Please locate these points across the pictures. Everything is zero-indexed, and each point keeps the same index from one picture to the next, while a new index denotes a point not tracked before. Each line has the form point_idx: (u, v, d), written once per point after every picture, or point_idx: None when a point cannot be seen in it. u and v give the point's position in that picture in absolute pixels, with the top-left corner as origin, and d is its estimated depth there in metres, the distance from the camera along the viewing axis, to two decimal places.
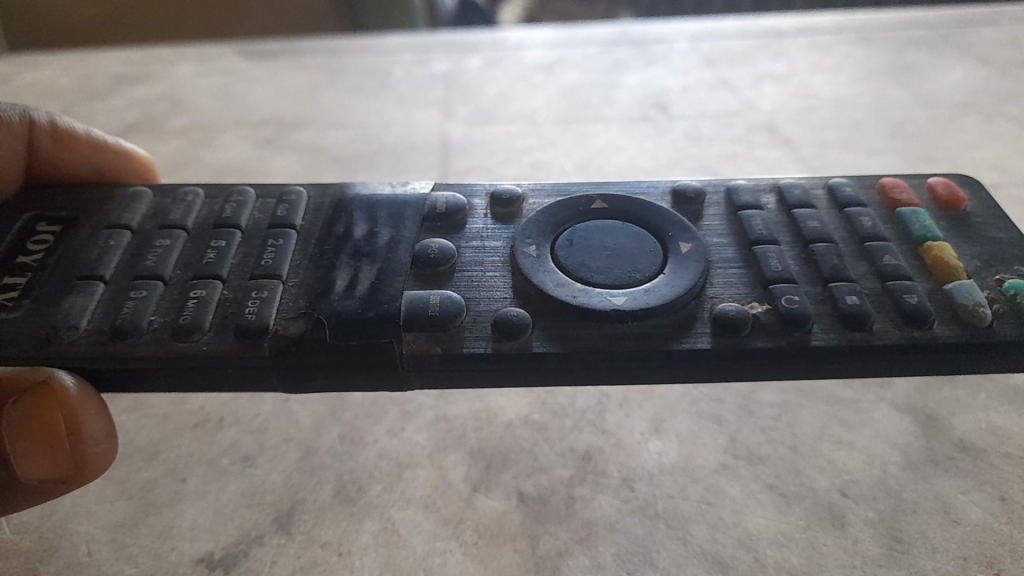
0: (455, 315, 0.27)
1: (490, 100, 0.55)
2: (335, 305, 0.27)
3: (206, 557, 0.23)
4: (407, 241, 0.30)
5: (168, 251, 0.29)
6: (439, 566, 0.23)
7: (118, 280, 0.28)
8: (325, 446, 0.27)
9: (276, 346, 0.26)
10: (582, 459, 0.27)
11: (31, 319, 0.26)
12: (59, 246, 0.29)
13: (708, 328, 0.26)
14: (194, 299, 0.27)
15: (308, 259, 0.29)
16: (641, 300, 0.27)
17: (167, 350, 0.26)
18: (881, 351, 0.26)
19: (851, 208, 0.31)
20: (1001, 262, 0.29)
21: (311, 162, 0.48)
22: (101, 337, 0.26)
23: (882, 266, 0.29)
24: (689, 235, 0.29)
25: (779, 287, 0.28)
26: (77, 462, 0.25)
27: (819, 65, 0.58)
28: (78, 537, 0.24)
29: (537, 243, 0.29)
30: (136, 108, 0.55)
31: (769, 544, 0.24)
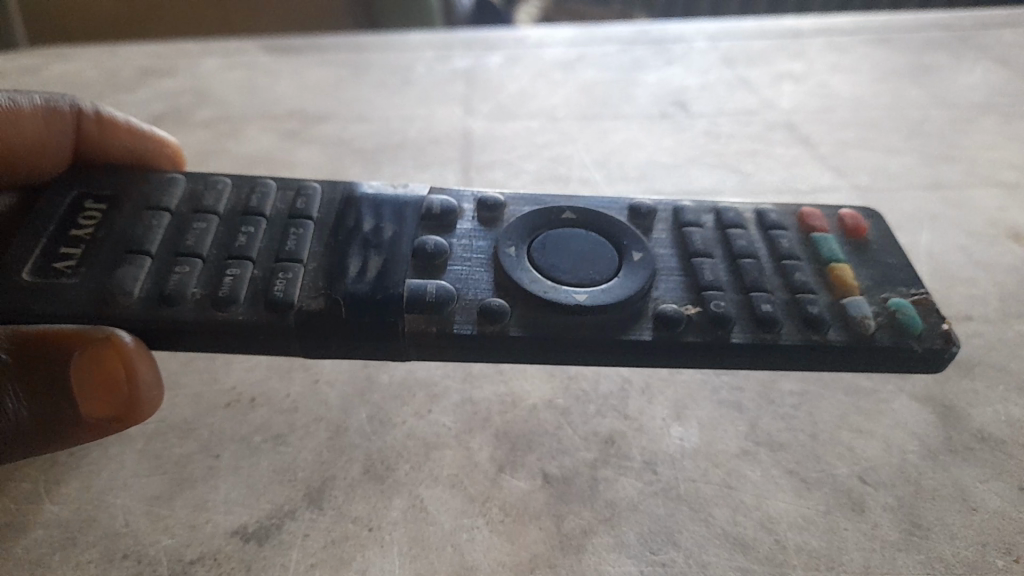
0: (448, 300, 0.28)
1: (510, 97, 0.55)
2: (350, 287, 0.28)
3: (239, 530, 0.24)
4: (409, 237, 0.30)
5: (205, 233, 0.30)
6: (466, 541, 0.24)
7: (162, 254, 0.29)
8: (353, 426, 0.28)
9: (300, 319, 0.27)
10: (605, 442, 0.28)
11: (89, 290, 0.27)
12: (107, 219, 0.29)
13: (651, 323, 0.28)
14: (230, 277, 0.28)
15: (324, 247, 0.30)
16: (601, 295, 0.28)
17: (208, 318, 0.27)
18: (790, 349, 0.28)
19: (774, 230, 0.32)
20: (891, 283, 0.31)
21: (335, 153, 0.49)
22: (151, 304, 0.27)
23: (794, 280, 0.30)
24: (640, 244, 0.30)
25: (709, 292, 0.29)
26: (131, 405, 0.26)
27: (838, 65, 0.59)
28: (115, 508, 0.25)
29: (516, 245, 0.30)
30: (161, 100, 0.56)
31: (789, 528, 0.25)
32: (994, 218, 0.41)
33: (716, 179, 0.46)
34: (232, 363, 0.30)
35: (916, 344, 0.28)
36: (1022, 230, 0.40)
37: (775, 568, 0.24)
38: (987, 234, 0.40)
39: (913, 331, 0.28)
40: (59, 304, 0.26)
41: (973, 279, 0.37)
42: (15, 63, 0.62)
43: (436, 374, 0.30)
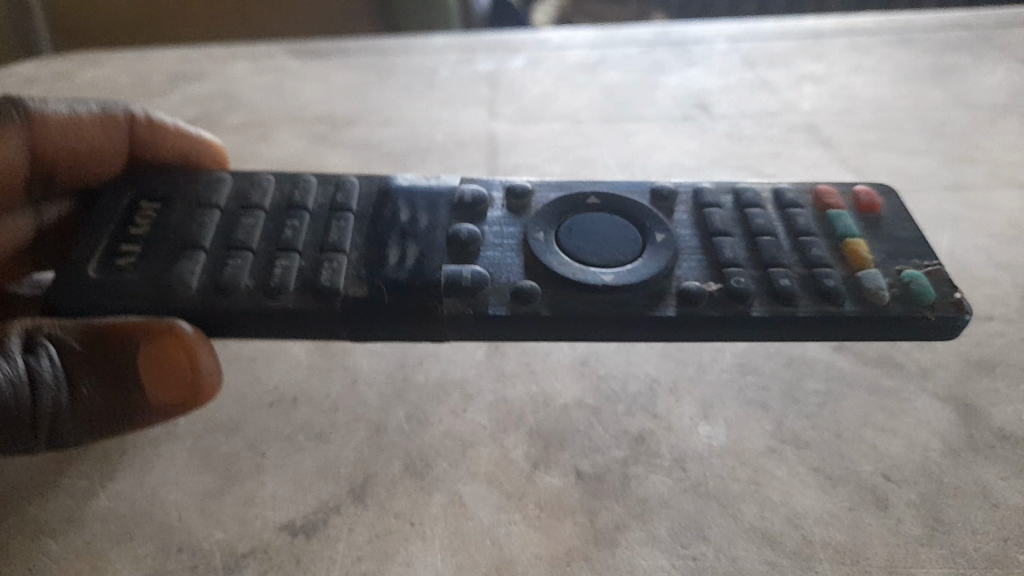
0: (482, 284, 0.29)
1: (534, 99, 0.56)
2: (391, 275, 0.29)
3: (288, 524, 0.25)
4: (442, 225, 0.31)
5: (254, 227, 0.31)
6: (504, 535, 0.25)
7: (215, 249, 0.30)
8: (392, 424, 0.29)
9: (346, 305, 0.28)
10: (635, 441, 0.29)
11: (150, 283, 0.28)
12: (162, 218, 0.31)
13: (673, 300, 0.29)
14: (279, 267, 0.29)
15: (364, 237, 0.31)
16: (625, 276, 0.29)
17: (262, 306, 0.28)
18: (807, 323, 0.29)
19: (792, 209, 0.33)
20: (904, 257, 0.31)
21: (364, 158, 0.50)
22: (208, 296, 0.28)
23: (811, 256, 0.31)
24: (663, 226, 0.31)
25: (730, 269, 0.30)
26: (193, 391, 0.27)
27: (859, 66, 0.59)
28: (168, 504, 0.26)
29: (545, 231, 0.31)
30: (193, 105, 0.57)
31: (815, 523, 0.26)
32: (1015, 219, 0.42)
33: (738, 181, 0.47)
34: (274, 364, 0.31)
35: (929, 315, 0.29)
36: None
37: (802, 562, 0.25)
38: (1009, 234, 0.41)
39: (926, 301, 0.29)
40: (123, 300, 0.28)
41: (995, 280, 0.37)
42: (48, 69, 0.63)
43: (470, 374, 0.31)
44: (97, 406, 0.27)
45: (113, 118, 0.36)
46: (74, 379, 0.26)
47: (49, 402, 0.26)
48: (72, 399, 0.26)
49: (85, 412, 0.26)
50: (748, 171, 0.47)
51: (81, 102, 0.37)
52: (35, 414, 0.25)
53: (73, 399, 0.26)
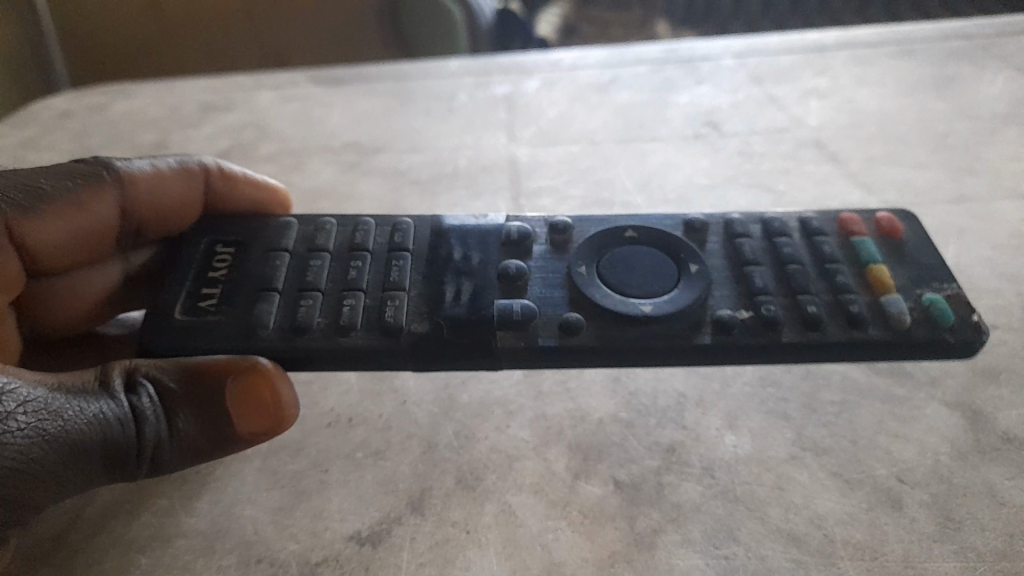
0: (532, 317, 0.32)
1: (551, 122, 0.59)
2: (449, 311, 0.32)
3: (355, 535, 0.28)
4: (494, 262, 0.34)
5: (321, 268, 0.34)
6: (552, 541, 0.28)
7: (288, 291, 0.33)
8: (443, 441, 0.31)
9: (410, 341, 0.31)
10: (666, 451, 0.31)
11: (232, 323, 0.32)
12: (237, 262, 0.34)
13: (708, 329, 0.31)
14: (347, 306, 0.32)
15: (422, 275, 0.34)
16: (665, 306, 0.32)
17: (335, 343, 0.31)
18: (834, 346, 0.31)
19: (817, 237, 0.35)
20: (925, 282, 0.34)
21: (393, 186, 0.52)
22: (286, 334, 0.31)
23: (837, 282, 0.33)
24: (698, 257, 0.34)
25: (760, 297, 0.32)
26: (277, 419, 0.30)
27: (863, 80, 0.62)
28: (245, 520, 0.29)
29: (586, 264, 0.34)
30: (226, 136, 0.60)
31: (836, 523, 0.28)
32: (1016, 229, 0.44)
33: (752, 199, 0.49)
34: (329, 388, 0.34)
35: (948, 336, 0.31)
36: None
37: (825, 560, 0.27)
38: (1010, 245, 0.43)
39: (947, 323, 0.31)
40: (208, 339, 0.31)
41: (998, 289, 0.40)
42: (83, 103, 0.66)
43: (511, 393, 0.34)
44: (193, 438, 0.29)
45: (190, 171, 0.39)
46: (172, 414, 0.29)
47: (152, 435, 0.28)
48: (171, 431, 0.28)
49: (183, 443, 0.29)
50: (760, 189, 0.50)
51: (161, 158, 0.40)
52: (139, 446, 0.28)
53: (171, 432, 0.28)
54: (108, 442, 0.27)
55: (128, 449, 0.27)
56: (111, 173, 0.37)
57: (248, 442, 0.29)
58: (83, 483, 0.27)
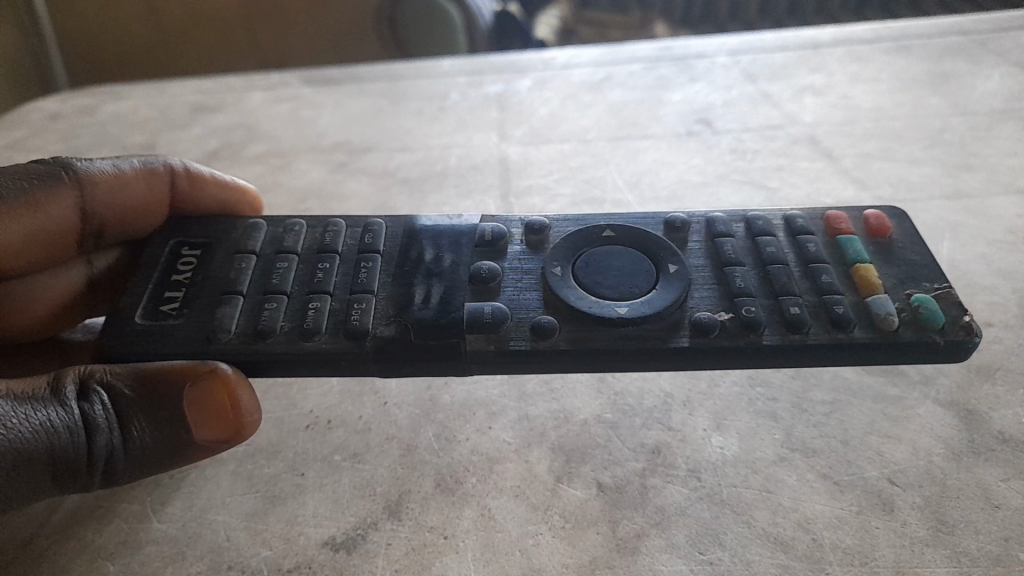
0: (504, 319, 0.31)
1: (542, 120, 0.58)
2: (416, 314, 0.31)
3: (329, 541, 0.27)
4: (466, 262, 0.33)
5: (288, 271, 0.33)
6: (532, 546, 0.27)
7: (253, 294, 0.32)
8: (422, 443, 0.31)
9: (376, 344, 0.30)
10: (652, 453, 0.30)
11: (193, 326, 0.31)
12: (203, 266, 0.34)
13: (688, 331, 0.30)
14: (313, 310, 0.32)
15: (392, 278, 0.33)
16: (640, 308, 0.31)
17: (299, 347, 0.30)
18: (818, 349, 0.30)
19: (802, 235, 0.34)
20: (913, 281, 0.32)
21: (382, 185, 0.52)
22: (248, 338, 0.31)
23: (820, 283, 0.32)
24: (677, 257, 0.33)
25: (741, 299, 0.31)
26: (237, 427, 0.29)
27: (858, 76, 0.61)
28: (217, 525, 0.28)
29: (562, 265, 0.33)
30: (215, 136, 0.59)
31: (825, 527, 0.27)
32: (1013, 225, 0.43)
33: (744, 196, 0.48)
34: (308, 390, 0.33)
35: (937, 337, 0.30)
36: None
37: (814, 564, 0.26)
38: (1007, 241, 0.42)
39: (936, 324, 0.30)
40: (169, 342, 0.31)
41: (993, 286, 0.39)
42: (73, 105, 0.65)
43: (493, 394, 0.33)
44: (149, 447, 0.28)
45: (156, 172, 0.39)
46: (126, 423, 0.28)
47: (104, 445, 0.27)
48: (125, 440, 0.28)
49: (137, 454, 0.28)
50: (752, 186, 0.49)
51: (125, 159, 0.39)
52: (90, 457, 0.27)
53: (125, 441, 0.28)
54: (57, 452, 0.26)
55: (77, 460, 0.27)
56: (72, 173, 0.36)
57: (208, 449, 0.29)
58: (27, 495, 0.26)
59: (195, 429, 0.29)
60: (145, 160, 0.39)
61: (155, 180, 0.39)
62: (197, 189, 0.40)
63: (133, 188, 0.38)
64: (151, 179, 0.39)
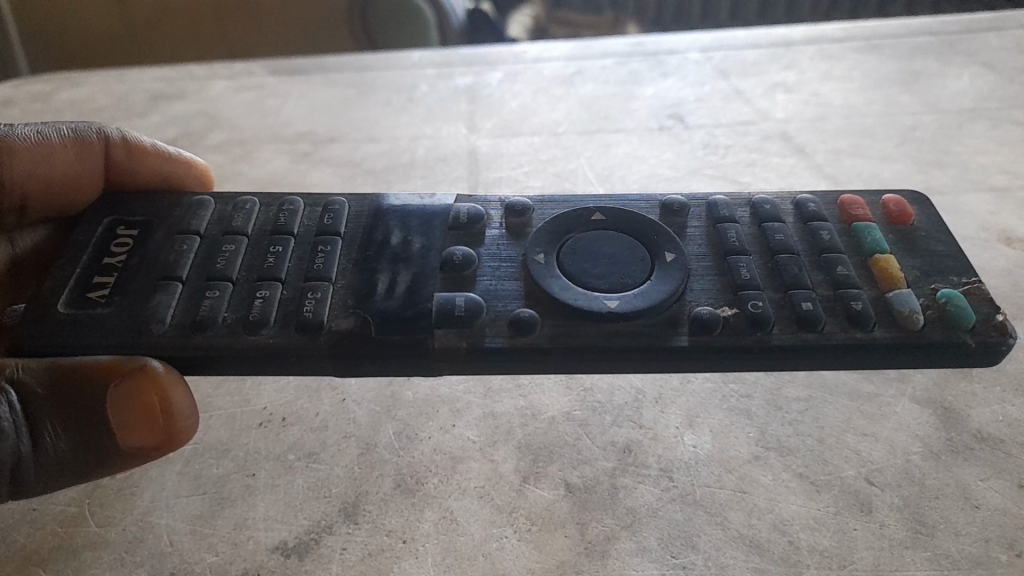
0: (478, 313, 0.29)
1: (512, 112, 0.56)
2: (379, 304, 0.30)
3: (280, 546, 0.26)
4: (437, 248, 0.32)
5: (235, 254, 0.32)
6: (497, 550, 0.26)
7: (194, 280, 0.31)
8: (383, 442, 0.29)
9: (331, 338, 0.29)
10: (622, 452, 0.29)
11: (122, 315, 0.29)
12: (139, 248, 0.32)
13: (688, 328, 0.29)
14: (260, 299, 0.30)
15: (353, 263, 0.31)
16: (630, 302, 0.29)
17: (243, 341, 0.29)
18: (829, 348, 0.28)
19: (814, 223, 0.33)
20: (940, 274, 0.31)
21: (345, 175, 0.50)
22: (184, 330, 0.29)
23: (835, 275, 0.31)
24: (673, 245, 0.31)
25: (747, 292, 0.30)
26: (168, 434, 0.28)
27: (830, 73, 0.60)
28: (159, 529, 0.27)
29: (545, 252, 0.31)
30: (174, 124, 0.57)
31: (802, 529, 0.26)
32: (987, 222, 0.43)
33: (716, 189, 0.47)
34: (263, 384, 0.32)
35: (969, 338, 0.28)
36: (1013, 233, 0.42)
37: (791, 568, 0.25)
38: (980, 238, 0.41)
39: (964, 322, 0.29)
40: (95, 334, 0.29)
41: None
42: (26, 91, 0.62)
43: (458, 390, 0.31)
44: (63, 453, 0.27)
45: (86, 140, 0.38)
46: (38, 429, 0.27)
47: (9, 454, 0.26)
48: (36, 447, 0.27)
49: (49, 462, 0.27)
50: (725, 181, 0.48)
51: (54, 126, 0.38)
52: None
53: (36, 448, 0.27)
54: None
55: None
56: None
57: (131, 458, 0.28)
58: None
59: (119, 433, 0.28)
60: (76, 125, 0.38)
61: (83, 145, 0.38)
62: (135, 158, 0.39)
63: (58, 153, 0.37)
64: (77, 143, 0.37)
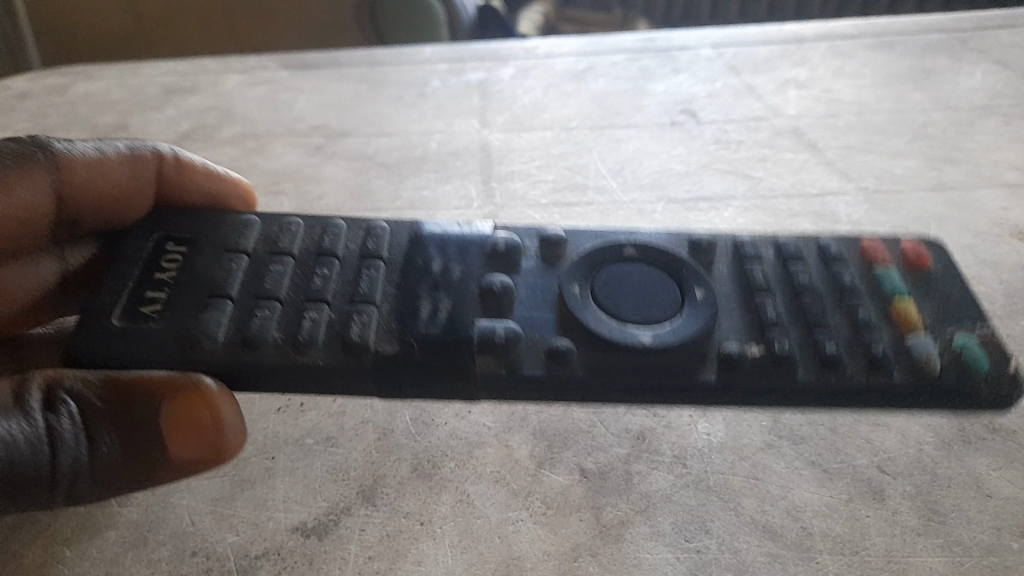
0: (517, 340, 0.29)
1: (524, 108, 0.57)
2: (422, 328, 0.30)
3: (299, 527, 0.26)
4: (476, 278, 0.32)
5: (282, 275, 0.32)
6: (513, 533, 0.26)
7: (242, 298, 0.31)
8: (399, 427, 0.30)
9: (376, 362, 0.29)
10: (636, 438, 0.29)
11: (173, 330, 0.29)
12: (188, 264, 0.32)
13: (714, 366, 0.29)
14: (308, 318, 0.30)
15: (395, 289, 0.31)
16: (663, 334, 0.29)
17: (293, 361, 0.29)
18: (852, 391, 0.28)
19: (836, 263, 0.33)
20: (954, 319, 0.31)
21: (359, 168, 0.50)
22: (235, 348, 0.29)
23: (858, 317, 0.30)
24: (701, 279, 0.31)
25: (772, 332, 0.30)
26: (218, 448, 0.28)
27: (841, 70, 0.60)
28: (181, 510, 0.27)
29: (580, 283, 0.31)
30: (189, 118, 0.57)
31: (814, 515, 0.26)
32: (998, 218, 0.43)
33: (728, 185, 0.47)
34: None
35: (981, 389, 0.28)
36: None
37: (804, 553, 0.25)
38: (991, 233, 0.42)
39: (979, 366, 0.28)
40: (149, 348, 0.29)
41: (979, 277, 0.39)
42: (42, 84, 0.63)
43: None
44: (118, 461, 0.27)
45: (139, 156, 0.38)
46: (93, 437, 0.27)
47: (69, 465, 0.26)
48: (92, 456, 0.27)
49: (105, 469, 0.27)
50: (737, 176, 0.48)
51: (112, 143, 0.38)
52: (56, 471, 0.26)
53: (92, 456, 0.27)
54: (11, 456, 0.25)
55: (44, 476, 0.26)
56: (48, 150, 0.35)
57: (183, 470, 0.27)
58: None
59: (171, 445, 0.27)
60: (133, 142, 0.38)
61: (138, 160, 0.38)
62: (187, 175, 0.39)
63: (112, 168, 0.37)
64: (132, 157, 0.38)
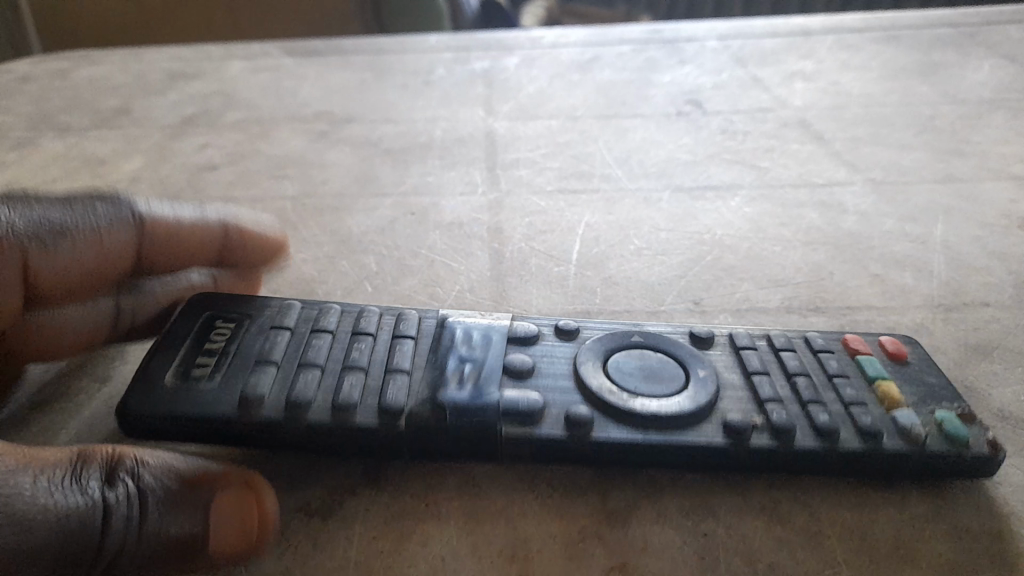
0: (541, 412, 0.25)
1: (530, 97, 0.56)
2: (454, 394, 0.25)
3: (302, 506, 0.25)
4: (501, 350, 0.27)
5: (322, 344, 0.27)
6: (519, 515, 0.24)
7: (287, 364, 0.27)
8: None
9: (413, 423, 0.25)
10: None
11: (223, 401, 0.25)
12: (236, 338, 0.28)
13: (719, 431, 0.25)
14: (349, 383, 0.26)
15: (430, 358, 0.27)
16: (672, 404, 0.25)
17: (327, 423, 0.25)
18: (842, 461, 0.25)
19: (824, 353, 0.29)
20: (934, 399, 0.27)
21: (364, 155, 0.50)
22: (281, 412, 0.25)
23: (847, 395, 0.27)
24: (699, 360, 0.27)
25: (765, 403, 0.26)
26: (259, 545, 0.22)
27: (848, 63, 0.60)
28: None
29: (592, 361, 0.27)
30: (191, 103, 0.57)
31: (822, 499, 0.25)
32: (1006, 210, 0.43)
33: (735, 174, 0.47)
34: None
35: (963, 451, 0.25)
36: None
37: (811, 538, 0.24)
38: (997, 223, 0.41)
39: (961, 441, 0.25)
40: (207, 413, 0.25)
41: (987, 268, 0.38)
42: (45, 68, 0.62)
43: None
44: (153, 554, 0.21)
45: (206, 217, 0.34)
46: None
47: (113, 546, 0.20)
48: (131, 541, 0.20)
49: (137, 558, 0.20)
50: (744, 166, 0.48)
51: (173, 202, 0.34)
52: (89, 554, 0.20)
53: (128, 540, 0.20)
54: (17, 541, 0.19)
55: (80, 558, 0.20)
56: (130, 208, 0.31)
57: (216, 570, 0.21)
58: None
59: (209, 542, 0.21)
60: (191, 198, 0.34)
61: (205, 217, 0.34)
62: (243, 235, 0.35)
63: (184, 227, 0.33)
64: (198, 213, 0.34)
